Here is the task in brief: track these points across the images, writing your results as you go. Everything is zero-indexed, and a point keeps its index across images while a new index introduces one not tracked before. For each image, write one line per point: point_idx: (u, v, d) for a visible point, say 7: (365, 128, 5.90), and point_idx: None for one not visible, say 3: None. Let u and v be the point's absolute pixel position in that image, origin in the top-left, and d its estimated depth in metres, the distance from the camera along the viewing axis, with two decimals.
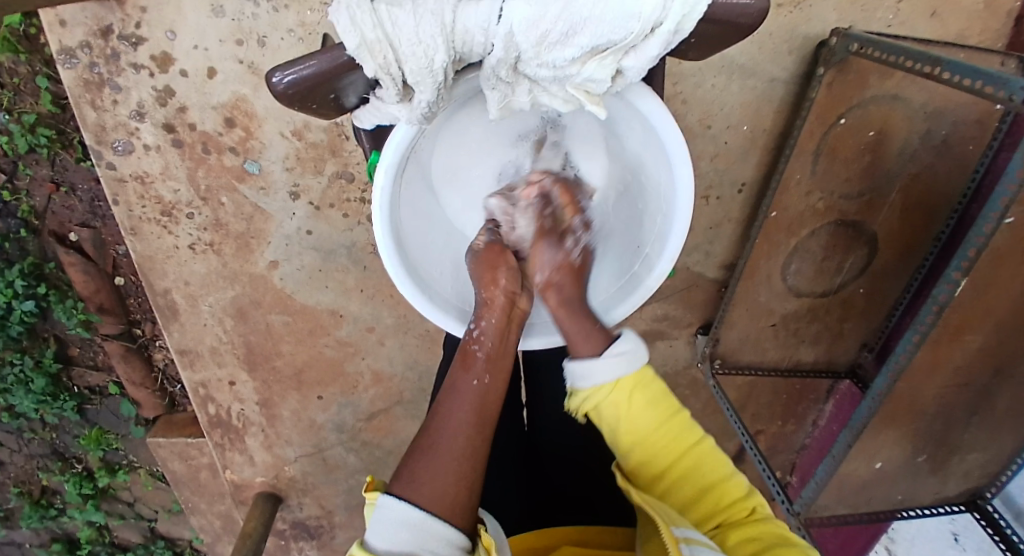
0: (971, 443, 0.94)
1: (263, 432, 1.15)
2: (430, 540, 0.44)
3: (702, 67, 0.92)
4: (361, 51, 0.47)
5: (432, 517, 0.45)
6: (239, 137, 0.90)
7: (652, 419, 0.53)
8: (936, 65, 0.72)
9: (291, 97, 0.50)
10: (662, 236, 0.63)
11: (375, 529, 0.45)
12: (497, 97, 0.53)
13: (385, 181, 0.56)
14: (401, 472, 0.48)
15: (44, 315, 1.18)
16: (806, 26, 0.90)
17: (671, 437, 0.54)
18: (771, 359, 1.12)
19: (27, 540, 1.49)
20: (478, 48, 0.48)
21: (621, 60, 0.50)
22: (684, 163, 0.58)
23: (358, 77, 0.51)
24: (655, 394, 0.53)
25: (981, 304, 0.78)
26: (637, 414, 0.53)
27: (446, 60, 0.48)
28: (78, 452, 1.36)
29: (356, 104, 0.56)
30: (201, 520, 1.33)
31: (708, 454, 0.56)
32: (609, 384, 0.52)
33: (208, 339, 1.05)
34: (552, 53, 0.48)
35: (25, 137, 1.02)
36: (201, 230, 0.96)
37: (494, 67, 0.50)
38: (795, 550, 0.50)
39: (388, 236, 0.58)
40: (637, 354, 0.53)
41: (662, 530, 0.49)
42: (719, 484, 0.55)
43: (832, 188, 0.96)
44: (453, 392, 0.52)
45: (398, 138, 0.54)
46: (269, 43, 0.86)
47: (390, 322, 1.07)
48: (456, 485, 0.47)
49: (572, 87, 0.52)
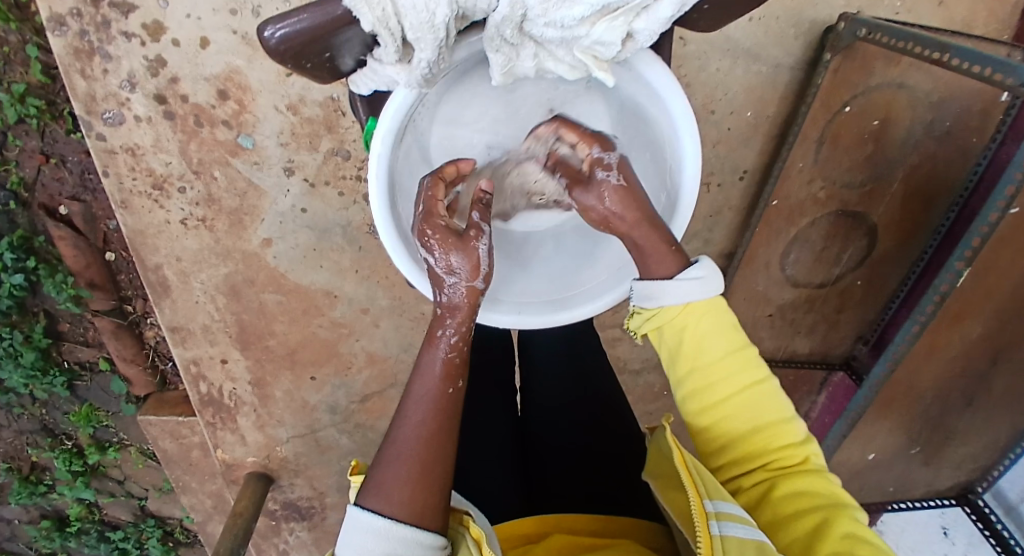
0: (964, 433, 0.95)
1: (255, 411, 1.14)
2: (401, 545, 0.44)
3: (706, 50, 0.91)
4: (359, 1, 0.45)
5: (399, 524, 0.44)
6: (233, 110, 0.88)
7: (719, 349, 0.49)
8: (944, 51, 0.72)
9: (284, 53, 0.49)
10: (666, 214, 0.62)
11: (348, 543, 0.45)
12: (501, 60, 0.51)
13: (383, 148, 0.55)
14: (371, 482, 0.47)
15: (34, 289, 1.17)
16: (813, 10, 0.89)
17: (731, 374, 0.50)
18: (767, 348, 1.12)
19: (16, 517, 1.48)
20: (482, 3, 0.48)
21: (632, 23, 0.49)
22: (692, 136, 0.58)
23: (354, 35, 0.49)
24: (726, 325, 0.50)
25: (982, 294, 0.77)
26: (702, 342, 0.49)
27: (448, 15, 0.47)
28: (68, 429, 1.35)
29: (352, 68, 0.55)
30: (192, 500, 1.33)
31: (769, 398, 0.51)
32: (678, 306, 0.49)
33: (200, 316, 1.03)
34: (559, 11, 0.47)
35: (14, 107, 1.00)
36: (193, 205, 0.94)
37: (499, 25, 0.48)
38: (842, 515, 0.46)
39: (386, 205, 0.57)
40: (711, 282, 0.49)
41: (693, 501, 0.46)
42: (775, 424, 0.51)
43: (833, 177, 0.95)
44: (408, 394, 0.50)
45: (397, 102, 0.53)
46: (264, 13, 0.84)
47: (385, 303, 1.06)
48: (423, 493, 0.46)
49: (579, 50, 0.51)
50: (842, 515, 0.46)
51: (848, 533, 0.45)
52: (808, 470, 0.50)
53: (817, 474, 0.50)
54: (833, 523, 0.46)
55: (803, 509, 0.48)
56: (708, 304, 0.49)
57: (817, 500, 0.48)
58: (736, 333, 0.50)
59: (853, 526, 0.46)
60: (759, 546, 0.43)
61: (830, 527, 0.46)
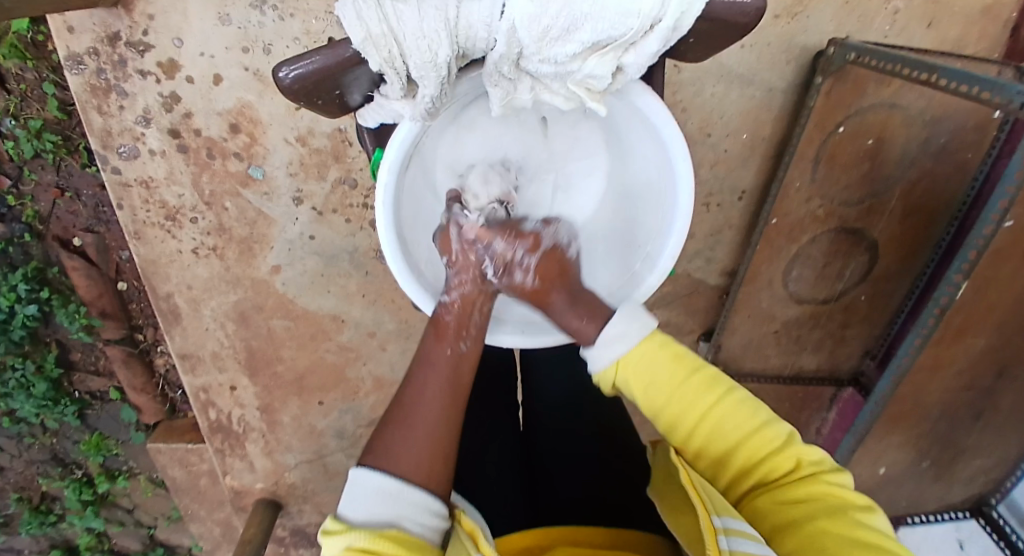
0: (973, 447, 0.96)
1: (264, 437, 1.15)
2: (408, 509, 0.45)
3: (702, 74, 0.93)
4: (366, 44, 0.48)
5: (409, 486, 0.46)
6: (244, 142, 0.91)
7: (663, 389, 0.50)
8: (932, 72, 0.74)
9: (297, 92, 0.52)
10: (664, 235, 0.64)
11: (353, 499, 0.45)
12: (500, 93, 0.54)
13: (389, 177, 0.56)
14: (378, 442, 0.49)
15: (47, 319, 1.18)
16: (804, 35, 0.92)
17: (690, 401, 0.50)
18: (774, 366, 1.13)
19: (24, 547, 1.48)
20: (481, 44, 0.50)
21: (621, 57, 0.51)
22: (685, 162, 0.59)
23: (363, 72, 0.52)
24: (668, 356, 0.51)
25: (983, 306, 0.78)
26: (647, 386, 0.51)
27: (449, 55, 0.49)
28: (78, 458, 1.36)
29: (359, 103, 0.57)
30: (201, 527, 1.33)
31: (738, 407, 0.50)
32: (610, 366, 0.52)
33: (210, 344, 1.05)
34: (553, 48, 0.49)
35: (31, 142, 1.03)
36: (204, 234, 0.96)
37: (496, 63, 0.51)
38: (836, 521, 0.44)
39: (392, 231, 0.58)
40: (629, 333, 0.51)
41: (700, 516, 0.46)
42: (755, 433, 0.50)
43: (831, 195, 0.96)
44: (427, 360, 0.52)
45: (402, 135, 0.55)
46: (274, 51, 0.87)
47: (392, 327, 1.08)
48: (429, 459, 0.48)
49: (574, 84, 0.53)
50: (839, 520, 0.44)
51: (848, 537, 0.43)
52: (804, 475, 0.49)
53: (813, 478, 0.48)
54: (829, 530, 0.44)
55: (801, 519, 0.46)
56: (638, 348, 0.51)
57: (819, 507, 0.46)
58: (683, 358, 0.51)
59: (855, 530, 0.44)
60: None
61: (826, 536, 0.44)
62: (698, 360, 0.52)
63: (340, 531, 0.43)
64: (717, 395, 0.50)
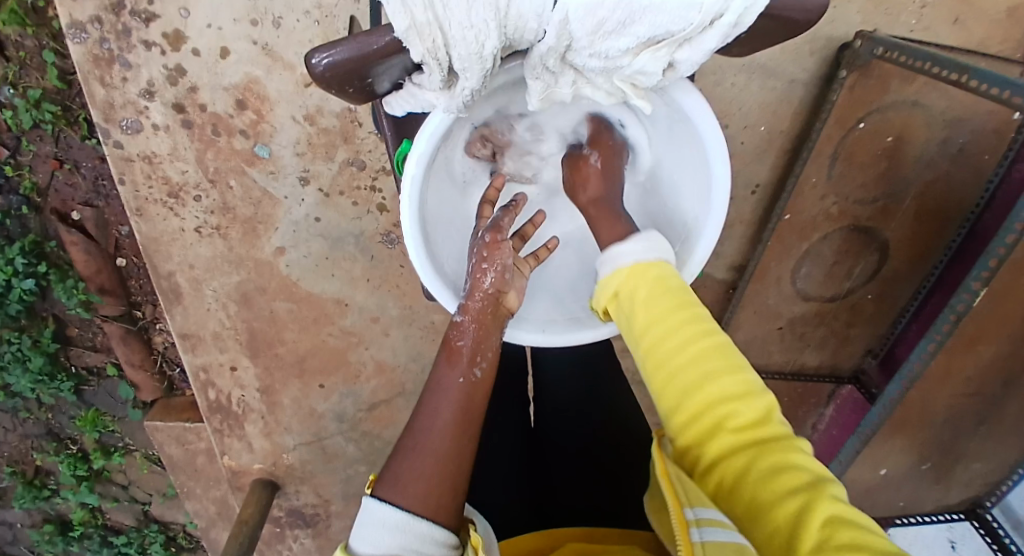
0: (975, 453, 0.96)
1: (263, 418, 1.14)
2: (415, 542, 0.42)
3: (722, 65, 0.91)
4: (410, 34, 0.45)
5: (417, 518, 0.43)
6: (250, 120, 0.89)
7: (662, 308, 0.48)
8: (963, 73, 0.73)
9: (329, 79, 0.49)
10: (693, 237, 0.62)
11: (360, 533, 0.43)
12: (540, 87, 0.52)
13: (417, 168, 0.56)
14: (387, 472, 0.46)
15: (44, 293, 1.17)
16: (830, 28, 0.89)
17: (680, 334, 0.46)
18: (776, 362, 1.12)
19: (18, 520, 1.48)
20: (530, 35, 0.47)
21: (674, 53, 0.49)
22: (723, 163, 0.58)
23: (398, 61, 0.49)
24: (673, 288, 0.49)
25: (998, 317, 0.77)
26: (647, 305, 0.49)
27: (496, 47, 0.47)
28: (74, 433, 1.35)
29: (387, 90, 0.54)
30: (197, 505, 1.32)
31: (723, 354, 0.46)
32: (628, 266, 0.52)
33: (210, 324, 1.03)
34: (606, 42, 0.47)
35: (30, 112, 1.00)
36: (208, 213, 0.94)
37: (542, 56, 0.48)
38: (813, 500, 0.39)
39: (415, 221, 0.58)
40: (643, 253, 0.52)
41: (674, 510, 0.44)
42: (741, 398, 0.44)
43: (847, 193, 0.95)
44: (437, 384, 0.50)
45: (434, 122, 0.54)
46: (284, 25, 0.84)
47: (396, 312, 1.06)
48: (441, 488, 0.45)
49: (620, 80, 0.51)
50: (817, 500, 0.39)
51: (832, 516, 0.38)
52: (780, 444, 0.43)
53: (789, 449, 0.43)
54: (810, 507, 0.39)
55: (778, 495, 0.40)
56: (643, 274, 0.51)
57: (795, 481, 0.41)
58: (683, 295, 0.49)
59: (836, 506, 0.38)
60: (741, 547, 0.39)
61: (806, 518, 0.38)
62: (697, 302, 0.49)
63: None
64: (707, 343, 0.46)
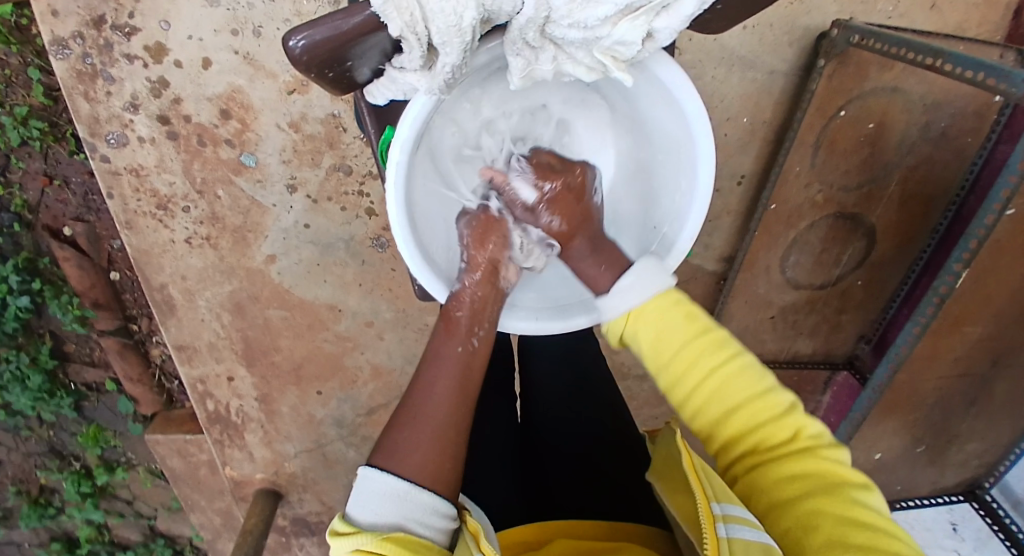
0: (969, 433, 0.96)
1: (262, 427, 1.14)
2: (418, 511, 0.43)
3: (701, 57, 0.91)
4: (387, 7, 0.46)
5: (418, 489, 0.43)
6: (235, 129, 0.89)
7: (676, 341, 0.49)
8: (938, 57, 0.73)
9: (307, 63, 0.49)
10: (681, 214, 0.62)
11: (360, 501, 0.43)
12: (521, 63, 0.53)
13: (401, 156, 0.54)
14: (383, 445, 0.46)
15: (40, 310, 1.17)
16: (807, 18, 0.90)
17: (698, 359, 0.49)
18: (770, 351, 1.12)
19: (25, 539, 1.48)
20: (508, 7, 0.48)
21: (652, 22, 0.50)
22: (706, 135, 0.58)
23: (376, 41, 0.50)
24: (686, 315, 0.50)
25: (981, 295, 0.77)
26: (662, 338, 0.50)
27: (475, 19, 0.47)
28: (76, 449, 1.35)
29: (368, 79, 0.56)
30: (201, 518, 1.33)
31: (745, 369, 0.49)
32: (621, 317, 0.52)
33: (205, 334, 1.04)
34: (584, 11, 0.48)
35: (17, 129, 1.01)
36: (197, 224, 0.95)
37: (523, 27, 0.49)
38: (833, 499, 0.43)
39: (402, 211, 0.56)
40: (646, 282, 0.52)
41: (698, 503, 0.44)
42: (759, 398, 0.48)
43: (830, 181, 0.95)
44: (434, 356, 0.50)
45: (415, 109, 0.53)
46: (264, 34, 0.85)
47: (389, 316, 1.06)
48: (437, 462, 0.45)
49: (600, 52, 0.51)
50: (832, 498, 0.43)
51: (843, 519, 0.42)
52: (803, 445, 0.47)
53: (810, 451, 0.47)
54: (822, 507, 0.43)
55: (796, 496, 0.45)
56: (651, 303, 0.51)
57: (812, 484, 0.45)
58: (694, 319, 0.50)
59: (849, 510, 0.43)
60: (766, 547, 0.41)
61: (822, 516, 0.43)
62: (710, 322, 0.51)
63: (350, 533, 0.41)
64: (726, 358, 0.49)
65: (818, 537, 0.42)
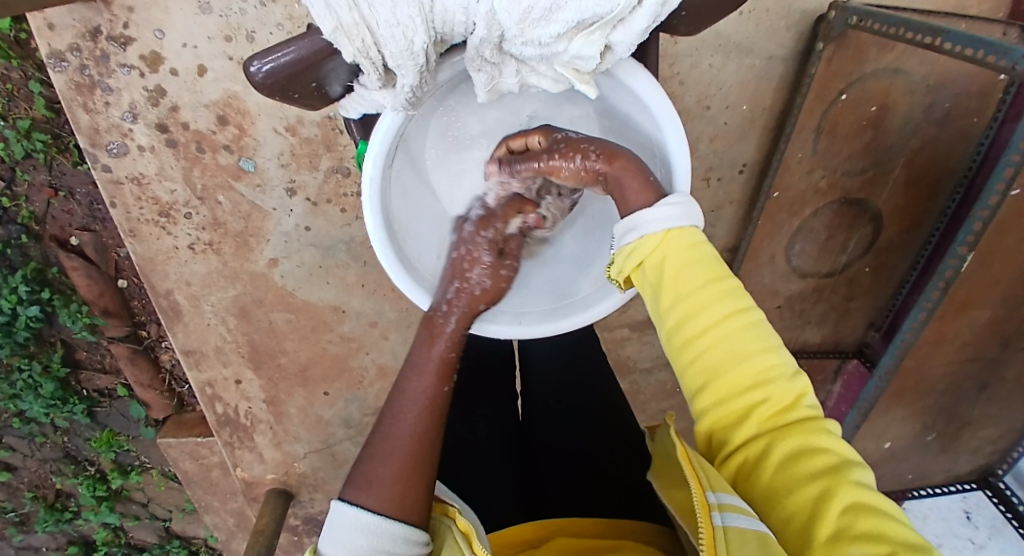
0: (982, 419, 0.95)
1: (271, 429, 1.15)
2: (387, 541, 0.44)
3: (698, 47, 0.90)
4: (338, 35, 0.46)
5: (388, 519, 0.44)
6: (233, 135, 0.90)
7: (696, 284, 0.46)
8: (936, 36, 0.72)
9: (271, 86, 0.51)
10: None
11: (331, 534, 0.44)
12: (484, 78, 0.53)
13: (374, 170, 0.56)
14: (353, 476, 0.48)
15: (50, 318, 1.19)
16: (802, 1, 0.89)
17: (713, 312, 0.46)
18: (778, 341, 1.12)
19: (43, 543, 1.51)
20: (460, 28, 0.49)
21: (609, 35, 0.50)
22: (678, 137, 0.57)
23: (337, 64, 0.51)
24: (709, 261, 0.47)
25: (989, 278, 0.76)
26: (685, 279, 0.46)
27: (427, 41, 0.48)
28: (90, 455, 1.37)
29: (341, 93, 0.57)
30: (215, 519, 1.35)
31: (753, 334, 0.46)
32: (653, 239, 0.48)
33: (212, 338, 1.05)
34: (536, 30, 0.48)
35: (21, 142, 1.02)
36: (200, 230, 0.96)
37: (477, 47, 0.50)
38: (839, 480, 0.42)
39: (380, 224, 0.58)
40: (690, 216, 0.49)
41: (694, 494, 0.45)
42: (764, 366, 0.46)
43: (834, 166, 0.94)
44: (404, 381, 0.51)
45: (385, 125, 0.55)
46: (258, 39, 0.85)
47: (393, 315, 1.07)
48: (408, 484, 0.46)
49: (560, 65, 0.52)
50: (838, 479, 0.42)
51: (847, 505, 0.41)
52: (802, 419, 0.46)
53: (812, 423, 0.46)
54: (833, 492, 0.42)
55: (801, 476, 0.43)
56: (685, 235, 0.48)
57: (816, 459, 0.44)
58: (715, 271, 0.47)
59: (853, 492, 0.42)
60: (760, 535, 0.41)
61: (828, 497, 0.42)
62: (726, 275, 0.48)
63: None
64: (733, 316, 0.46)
65: (824, 527, 0.41)
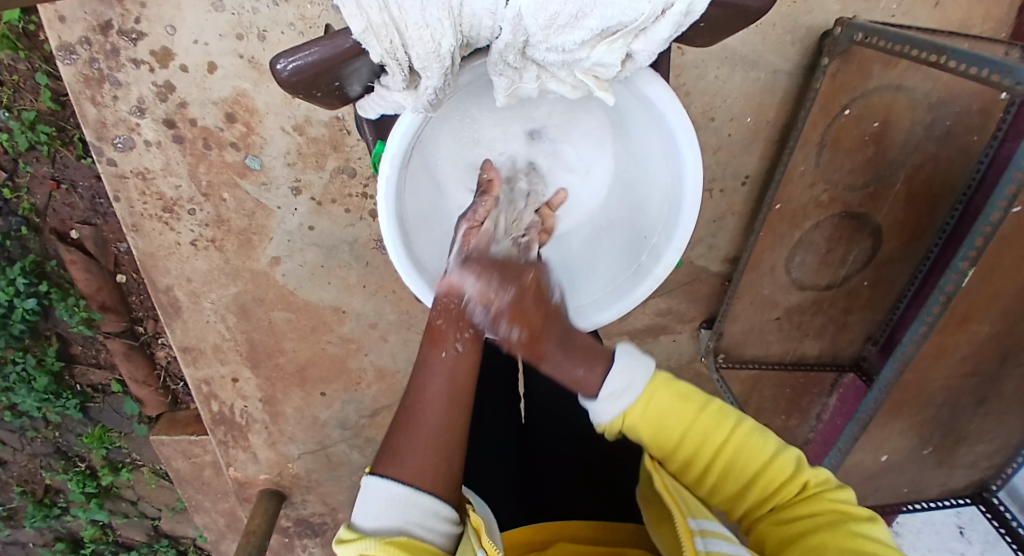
0: (977, 434, 0.96)
1: (266, 429, 1.15)
2: (418, 514, 0.44)
3: (704, 58, 0.92)
4: (367, 35, 0.47)
5: (419, 493, 0.44)
6: (240, 133, 0.90)
7: (674, 426, 0.49)
8: (941, 54, 0.73)
9: (295, 84, 0.51)
10: (669, 228, 0.64)
11: (363, 507, 0.44)
12: (505, 83, 0.54)
13: (390, 170, 0.56)
14: (384, 452, 0.47)
15: (46, 312, 1.18)
16: (808, 17, 0.90)
17: (697, 439, 0.49)
18: (775, 352, 1.12)
19: (30, 540, 1.49)
20: (486, 32, 0.49)
21: (631, 44, 0.50)
22: (692, 150, 0.59)
23: (362, 64, 0.51)
24: (680, 395, 0.50)
25: (988, 292, 0.77)
26: (661, 418, 0.49)
27: (453, 44, 0.48)
28: (81, 451, 1.36)
29: (359, 93, 0.57)
30: (206, 519, 1.34)
31: (747, 438, 0.49)
32: (618, 418, 0.50)
33: (211, 336, 1.05)
34: (561, 36, 0.48)
35: (25, 134, 1.02)
36: (203, 226, 0.95)
37: (501, 52, 0.50)
38: (838, 533, 0.43)
39: (392, 221, 0.58)
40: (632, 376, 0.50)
41: (676, 521, 0.46)
42: (759, 461, 0.48)
43: (836, 179, 0.95)
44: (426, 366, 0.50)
45: (404, 124, 0.55)
46: (269, 38, 0.86)
47: (393, 318, 1.07)
48: (436, 460, 0.46)
49: (581, 72, 0.52)
50: (837, 532, 0.43)
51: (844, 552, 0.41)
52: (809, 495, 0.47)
53: (819, 496, 0.47)
54: (825, 543, 0.42)
55: (803, 533, 0.44)
56: (643, 394, 0.49)
57: (817, 521, 0.44)
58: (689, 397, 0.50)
59: (851, 541, 0.42)
60: None
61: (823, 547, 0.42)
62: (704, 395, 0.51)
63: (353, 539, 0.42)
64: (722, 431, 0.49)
65: None
